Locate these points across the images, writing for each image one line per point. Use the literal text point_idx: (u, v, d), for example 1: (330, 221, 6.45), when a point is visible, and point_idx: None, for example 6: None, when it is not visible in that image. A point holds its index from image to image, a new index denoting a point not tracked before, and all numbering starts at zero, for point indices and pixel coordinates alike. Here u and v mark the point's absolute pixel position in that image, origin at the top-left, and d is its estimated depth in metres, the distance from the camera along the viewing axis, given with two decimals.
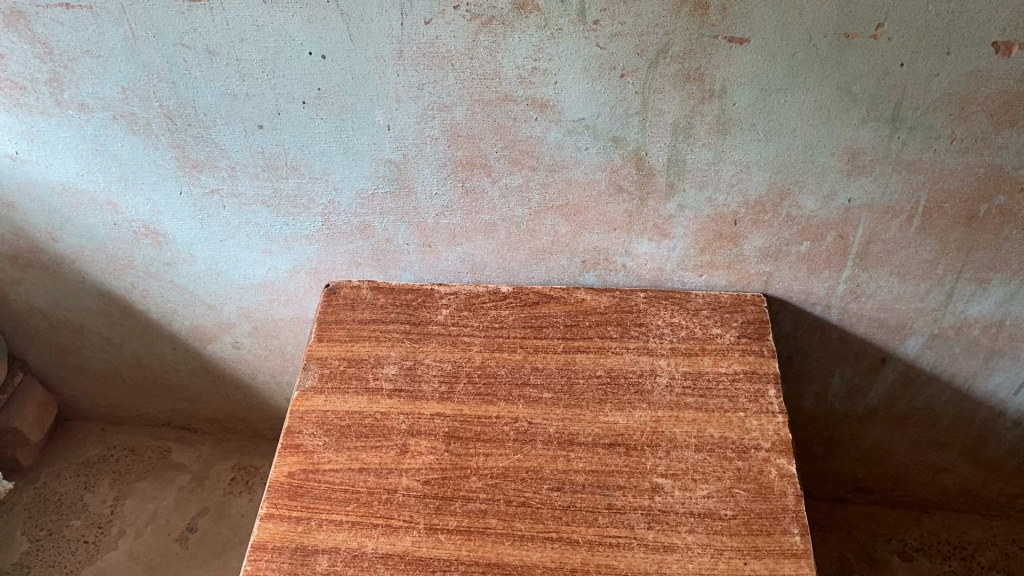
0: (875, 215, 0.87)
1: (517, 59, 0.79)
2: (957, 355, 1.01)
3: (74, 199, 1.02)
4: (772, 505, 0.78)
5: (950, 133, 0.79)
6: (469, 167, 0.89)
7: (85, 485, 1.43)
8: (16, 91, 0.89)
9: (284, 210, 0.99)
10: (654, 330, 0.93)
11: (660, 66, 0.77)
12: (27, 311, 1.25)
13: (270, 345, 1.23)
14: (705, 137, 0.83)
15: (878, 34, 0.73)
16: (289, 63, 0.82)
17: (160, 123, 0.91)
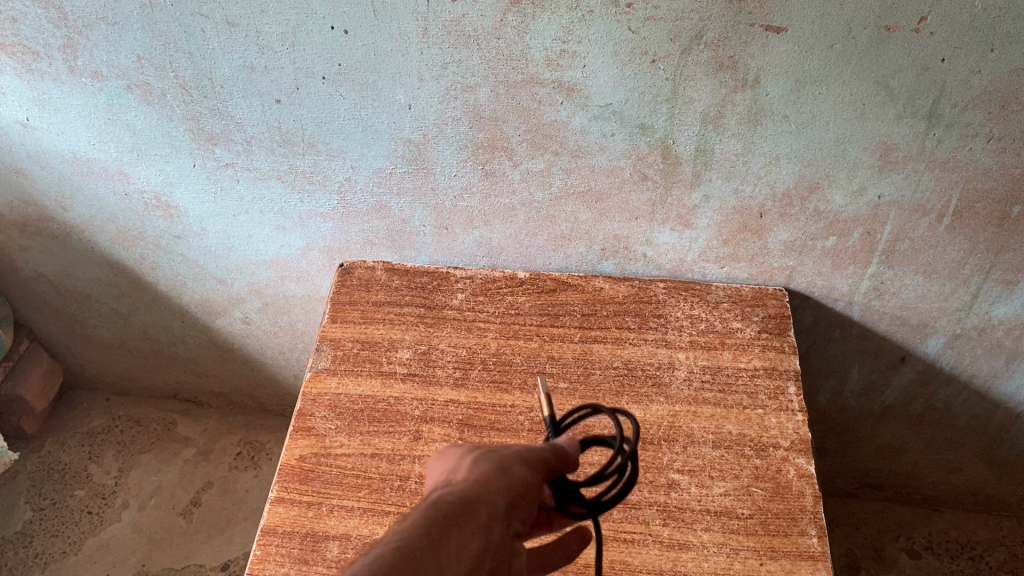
0: (905, 212, 0.85)
1: (545, 41, 0.76)
2: (978, 355, 0.99)
3: (84, 168, 1.00)
4: (790, 505, 0.77)
5: (988, 132, 0.76)
6: (490, 150, 0.87)
7: (89, 455, 1.43)
8: (29, 56, 0.86)
9: (299, 187, 0.97)
10: (673, 322, 0.91)
11: (693, 53, 0.75)
12: (34, 278, 1.23)
13: (280, 322, 1.21)
14: (736, 126, 0.81)
15: (920, 28, 0.70)
16: (310, 37, 0.80)
17: (176, 94, 0.88)
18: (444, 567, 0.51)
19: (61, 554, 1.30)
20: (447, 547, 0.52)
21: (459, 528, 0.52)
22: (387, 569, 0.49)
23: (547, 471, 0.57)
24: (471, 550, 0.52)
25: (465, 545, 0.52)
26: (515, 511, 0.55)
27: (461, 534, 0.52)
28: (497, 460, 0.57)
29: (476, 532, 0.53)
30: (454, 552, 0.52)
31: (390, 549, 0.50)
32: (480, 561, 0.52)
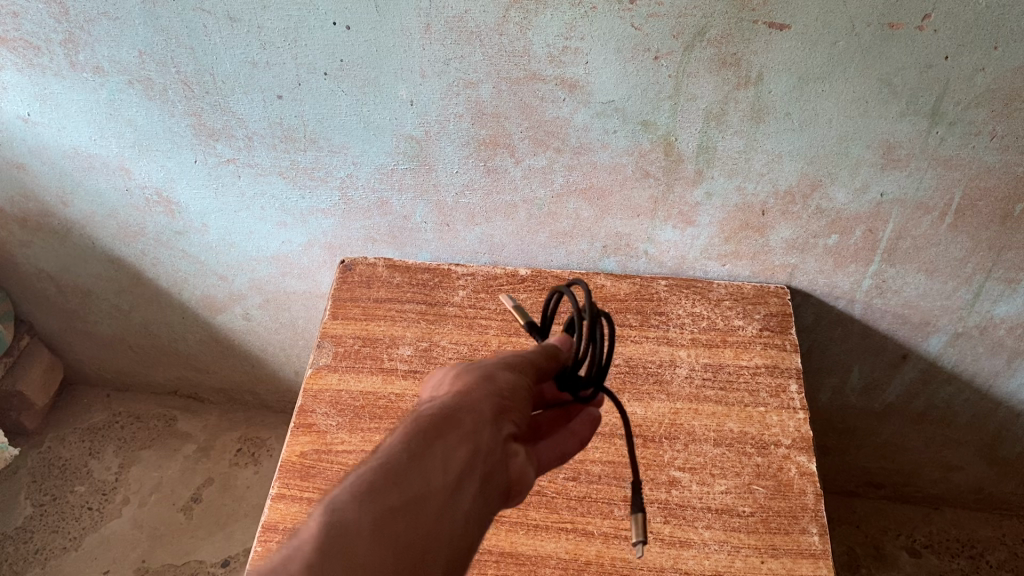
0: (907, 210, 0.85)
1: (547, 37, 0.76)
2: (979, 354, 0.99)
3: (85, 163, 1.00)
4: (791, 503, 0.77)
5: (991, 129, 0.76)
6: (492, 146, 0.87)
7: (90, 451, 1.43)
8: (30, 51, 0.86)
9: (301, 182, 0.97)
10: (675, 320, 0.92)
11: (696, 49, 0.75)
12: (35, 274, 1.23)
13: (281, 318, 1.21)
14: (738, 124, 0.80)
15: (923, 25, 0.70)
16: (312, 33, 0.80)
17: (177, 89, 0.88)
18: (430, 479, 0.49)
19: (61, 550, 1.30)
20: (432, 458, 0.50)
21: (443, 437, 0.51)
22: (367, 491, 0.48)
23: (532, 372, 0.58)
24: (458, 458, 0.51)
25: (451, 453, 0.51)
26: (504, 415, 0.54)
27: (446, 443, 0.51)
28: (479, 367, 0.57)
29: (463, 438, 0.52)
30: (440, 462, 0.50)
31: (372, 467, 0.49)
32: (471, 468, 0.51)
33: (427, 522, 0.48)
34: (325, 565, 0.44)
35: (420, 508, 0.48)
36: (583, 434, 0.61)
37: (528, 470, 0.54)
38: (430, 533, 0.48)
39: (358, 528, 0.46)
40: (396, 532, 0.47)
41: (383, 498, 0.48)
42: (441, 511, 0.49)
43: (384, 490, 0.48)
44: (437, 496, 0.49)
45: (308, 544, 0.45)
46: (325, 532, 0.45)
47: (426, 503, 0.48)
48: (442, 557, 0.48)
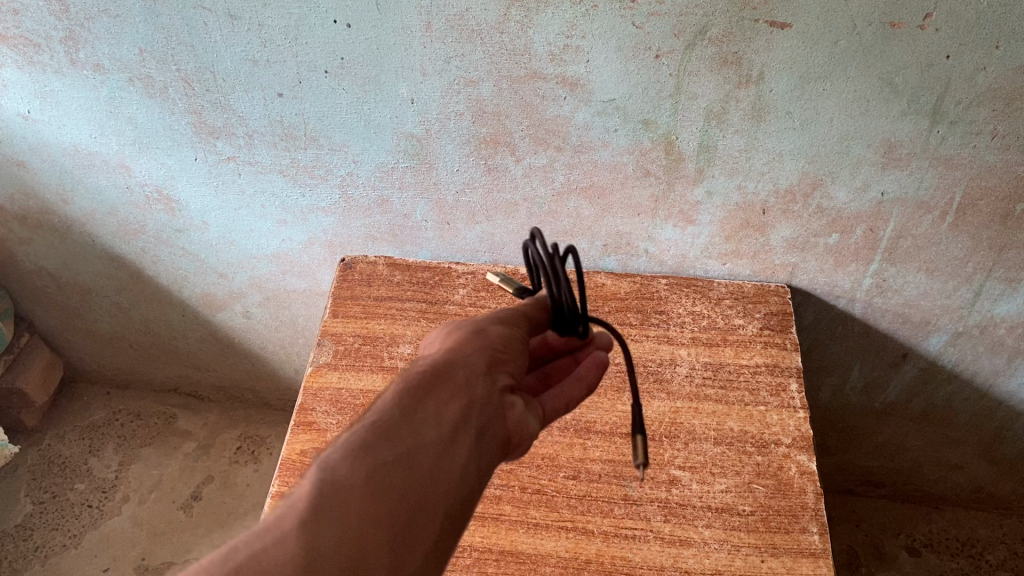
0: (908, 210, 0.85)
1: (548, 35, 0.76)
2: (980, 354, 0.99)
3: (85, 160, 1.00)
4: (791, 502, 0.77)
5: (992, 129, 0.76)
6: (492, 144, 0.87)
7: (90, 448, 1.43)
8: (30, 48, 0.86)
9: (301, 180, 0.97)
10: (675, 318, 0.92)
11: (697, 48, 0.75)
12: (35, 271, 1.23)
13: (281, 316, 1.21)
14: (739, 122, 0.80)
15: (925, 25, 0.70)
16: (313, 31, 0.79)
17: (177, 87, 0.88)
18: (423, 432, 0.50)
19: (61, 547, 1.30)
20: (424, 412, 0.51)
21: (436, 391, 0.51)
22: (359, 447, 0.48)
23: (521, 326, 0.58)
24: (452, 411, 0.51)
25: (443, 406, 0.51)
26: (495, 367, 0.54)
27: (438, 397, 0.51)
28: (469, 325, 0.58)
29: (455, 391, 0.52)
30: (433, 415, 0.51)
31: (365, 424, 0.49)
32: (465, 419, 0.51)
33: (421, 474, 0.48)
34: (319, 519, 0.44)
35: (415, 460, 0.48)
36: (591, 377, 0.59)
37: (526, 421, 0.54)
38: (426, 485, 0.48)
39: (352, 482, 0.46)
40: (391, 483, 0.47)
41: (376, 452, 0.48)
42: (436, 463, 0.49)
43: (377, 444, 0.48)
44: (430, 448, 0.49)
45: (302, 500, 0.45)
46: (319, 487, 0.45)
47: (421, 456, 0.49)
48: (438, 510, 0.48)
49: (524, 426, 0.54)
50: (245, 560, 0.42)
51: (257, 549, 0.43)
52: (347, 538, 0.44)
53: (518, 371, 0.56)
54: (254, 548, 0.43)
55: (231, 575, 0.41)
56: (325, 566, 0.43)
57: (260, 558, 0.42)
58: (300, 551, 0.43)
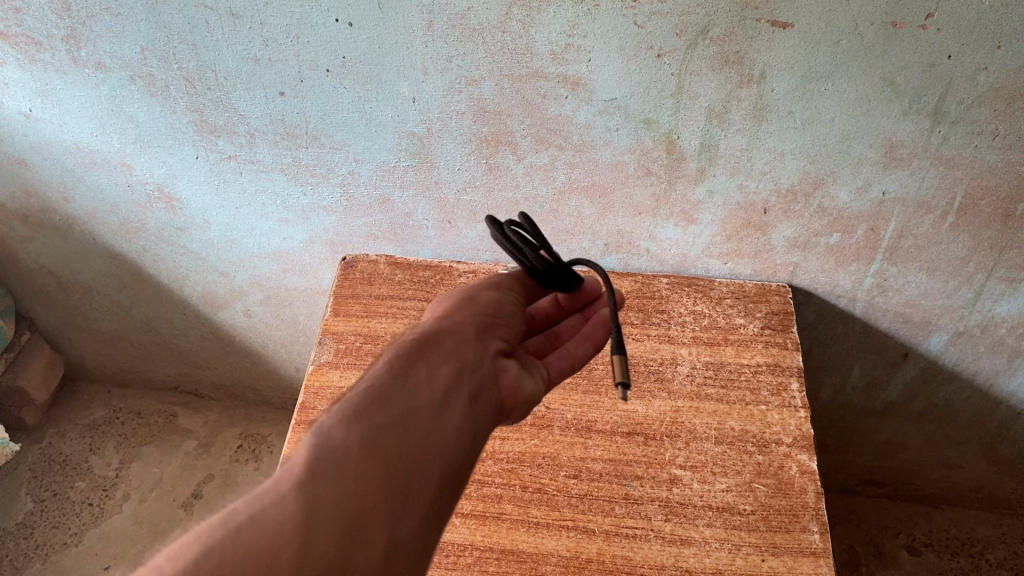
0: (909, 209, 0.85)
1: (550, 35, 0.76)
2: (980, 353, 0.99)
3: (86, 159, 1.00)
4: (792, 501, 0.77)
5: (993, 129, 0.76)
6: (494, 144, 0.87)
7: (90, 446, 1.43)
8: (32, 47, 0.86)
9: (302, 179, 0.97)
10: (676, 317, 0.93)
11: (699, 47, 0.75)
12: (36, 270, 1.23)
13: (282, 314, 1.21)
14: (741, 122, 0.80)
15: (927, 24, 0.70)
16: (315, 30, 0.79)
17: (179, 85, 0.88)
18: (416, 395, 0.54)
19: (62, 545, 1.30)
20: (415, 378, 0.55)
21: (429, 358, 0.56)
22: (355, 412, 0.52)
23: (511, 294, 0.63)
24: (443, 375, 0.55)
25: (434, 371, 0.56)
26: (487, 333, 0.59)
27: (430, 363, 0.56)
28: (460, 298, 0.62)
29: (445, 358, 0.56)
30: (425, 381, 0.55)
31: (358, 391, 0.54)
32: (455, 383, 0.56)
33: (416, 433, 0.52)
34: (316, 479, 0.48)
35: (408, 421, 0.52)
36: (597, 336, 0.64)
37: (517, 384, 0.59)
38: (420, 444, 0.52)
39: (347, 444, 0.50)
40: (385, 443, 0.51)
41: (370, 416, 0.52)
42: (428, 424, 0.53)
43: (371, 407, 0.52)
44: (423, 411, 0.53)
45: (300, 463, 0.49)
46: (315, 450, 0.49)
47: (414, 418, 0.53)
48: (432, 467, 0.52)
49: (516, 389, 0.59)
50: (246, 521, 0.46)
51: (257, 510, 0.46)
52: (344, 495, 0.48)
53: (510, 336, 0.60)
54: (254, 509, 0.46)
55: (231, 535, 0.45)
56: (325, 519, 0.47)
57: (260, 518, 0.46)
58: (299, 510, 0.46)
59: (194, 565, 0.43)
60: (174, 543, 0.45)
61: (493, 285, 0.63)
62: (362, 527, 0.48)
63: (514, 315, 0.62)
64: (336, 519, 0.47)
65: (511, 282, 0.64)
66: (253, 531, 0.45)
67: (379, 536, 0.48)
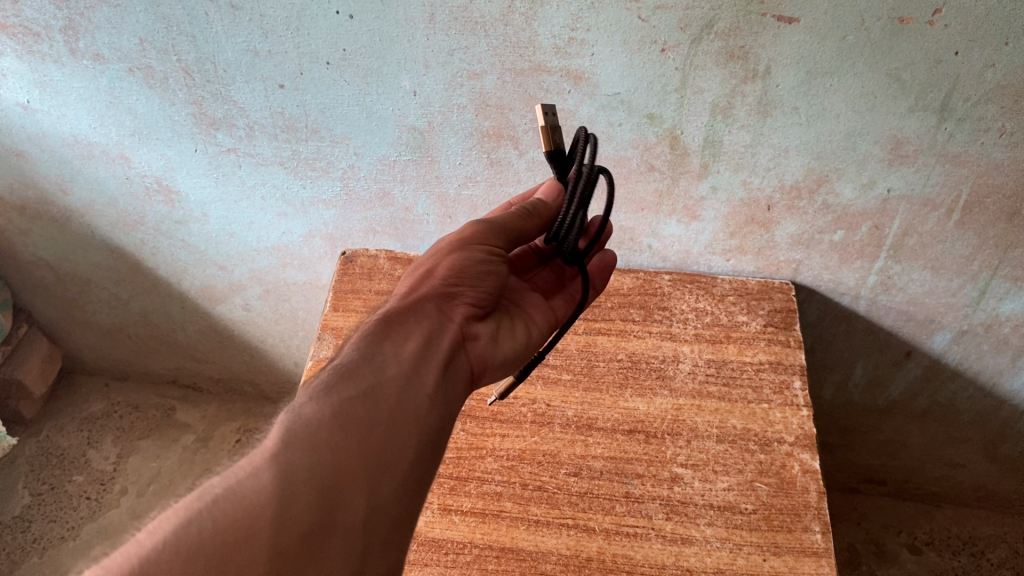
0: (914, 207, 0.84)
1: (553, 28, 0.75)
2: (984, 352, 0.98)
3: (84, 151, 0.99)
4: (794, 501, 0.76)
5: (1000, 126, 0.75)
6: (496, 138, 0.86)
7: (88, 440, 1.42)
8: (30, 38, 0.85)
9: (302, 173, 0.96)
10: (678, 315, 0.93)
11: (703, 42, 0.74)
12: (34, 262, 1.23)
13: (281, 309, 1.21)
14: (745, 118, 0.80)
15: (934, 20, 0.69)
16: (315, 22, 0.79)
17: (177, 77, 0.87)
18: (384, 370, 0.59)
19: (59, 539, 1.29)
20: (382, 355, 0.60)
21: (395, 335, 0.62)
22: (325, 387, 0.57)
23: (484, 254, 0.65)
24: (409, 350, 0.61)
25: (401, 347, 0.61)
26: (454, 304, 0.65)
27: (395, 341, 0.61)
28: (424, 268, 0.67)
29: (410, 334, 0.62)
30: (392, 357, 0.60)
31: (328, 370, 0.59)
32: (422, 355, 0.61)
33: (387, 401, 0.57)
34: (290, 449, 0.52)
35: (378, 392, 0.58)
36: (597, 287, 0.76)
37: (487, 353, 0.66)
38: (390, 412, 0.57)
39: (318, 416, 0.55)
40: (356, 413, 0.56)
41: (339, 391, 0.57)
42: (399, 393, 0.58)
43: (340, 383, 0.57)
44: (391, 383, 0.59)
45: (275, 437, 0.53)
46: (287, 425, 0.54)
47: (382, 389, 0.58)
48: (405, 429, 0.57)
49: (488, 354, 0.66)
50: (223, 493, 0.50)
51: (233, 481, 0.50)
52: (319, 458, 0.52)
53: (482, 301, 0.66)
54: (231, 481, 0.50)
55: (210, 504, 0.49)
56: (303, 482, 0.51)
57: (237, 488, 0.50)
58: (274, 477, 0.50)
59: (175, 534, 0.47)
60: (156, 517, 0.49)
61: (462, 242, 0.66)
62: (339, 488, 0.52)
63: (485, 270, 0.65)
64: (313, 482, 0.51)
65: (484, 235, 0.66)
66: (232, 500, 0.49)
67: (356, 496, 0.52)
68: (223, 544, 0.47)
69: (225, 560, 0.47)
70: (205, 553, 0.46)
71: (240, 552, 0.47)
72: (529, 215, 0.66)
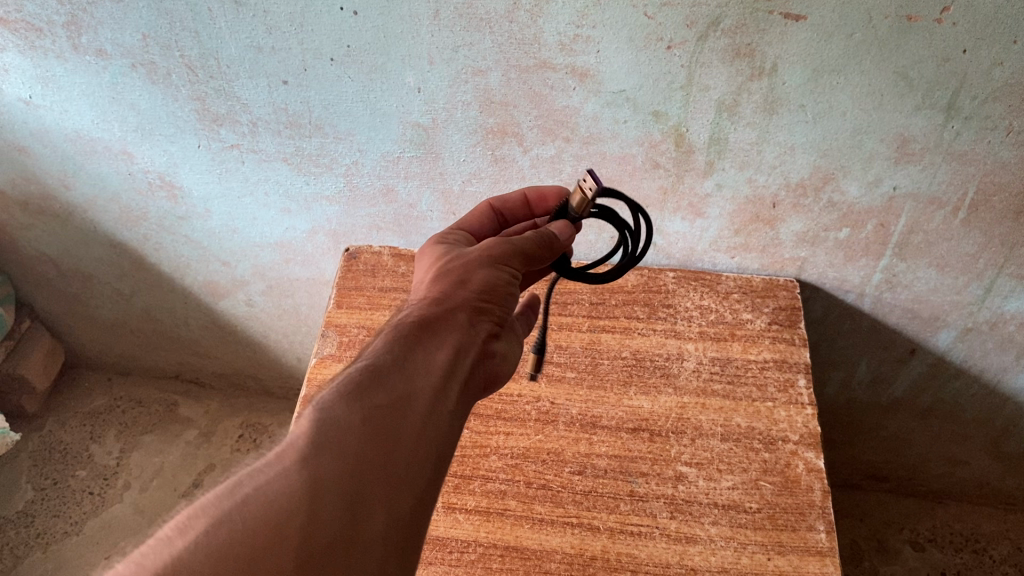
0: (920, 205, 0.84)
1: (559, 25, 0.75)
2: (989, 350, 0.98)
3: (87, 147, 0.99)
4: (798, 500, 0.76)
5: (1007, 125, 0.75)
6: (500, 134, 0.86)
7: (90, 435, 1.42)
8: (32, 33, 0.85)
9: (306, 169, 0.96)
10: (683, 312, 0.92)
11: (710, 39, 0.73)
12: (36, 258, 1.22)
13: (283, 305, 1.21)
14: (751, 115, 0.79)
15: (942, 18, 0.68)
16: (319, 17, 0.78)
17: (181, 73, 0.87)
18: (414, 380, 0.56)
19: (62, 534, 1.29)
20: (415, 363, 0.57)
21: (424, 344, 0.59)
22: (355, 391, 0.54)
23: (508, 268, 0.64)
24: (438, 362, 0.58)
25: (432, 357, 0.58)
26: (480, 317, 0.62)
27: (425, 350, 0.58)
28: (454, 271, 0.63)
29: (441, 345, 0.59)
30: (422, 367, 0.57)
31: (358, 371, 0.56)
32: (451, 369, 0.58)
33: (415, 414, 0.54)
34: (321, 454, 0.50)
35: (408, 403, 0.55)
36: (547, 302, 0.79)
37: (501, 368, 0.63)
38: (420, 426, 0.54)
39: (350, 421, 0.52)
40: (385, 422, 0.53)
41: (370, 396, 0.54)
42: (429, 406, 0.55)
43: (370, 387, 0.54)
44: (421, 395, 0.56)
45: (303, 437, 0.50)
46: (318, 427, 0.51)
47: (414, 400, 0.55)
48: (432, 445, 0.54)
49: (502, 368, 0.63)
50: (251, 491, 0.47)
51: (262, 481, 0.47)
52: (348, 465, 0.50)
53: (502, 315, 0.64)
54: (259, 481, 0.48)
55: (238, 504, 0.47)
56: (330, 490, 0.48)
57: (266, 489, 0.47)
58: (303, 480, 0.48)
59: (206, 534, 0.45)
60: (179, 515, 0.47)
61: (489, 256, 0.64)
62: (366, 497, 0.49)
63: (510, 286, 0.64)
64: (341, 490, 0.48)
65: (510, 251, 0.64)
66: (259, 501, 0.47)
67: (382, 508, 0.49)
68: (253, 546, 0.45)
69: (254, 566, 0.44)
70: (236, 554, 0.44)
71: (267, 556, 0.44)
72: (546, 244, 0.65)
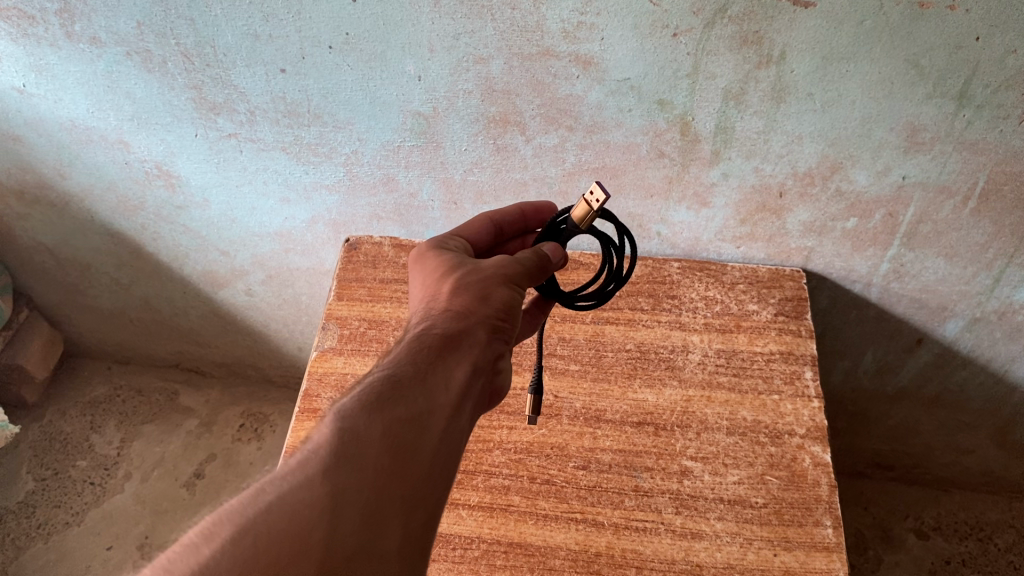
0: (930, 195, 0.82)
1: (562, 12, 0.73)
2: (997, 340, 0.97)
3: (82, 136, 0.97)
4: (805, 494, 0.75)
5: (1020, 113, 0.73)
6: (502, 123, 0.85)
7: (91, 425, 1.42)
8: (25, 21, 0.83)
9: (304, 158, 0.94)
10: (688, 303, 0.91)
11: (717, 26, 0.72)
12: (34, 247, 1.21)
13: (283, 294, 1.20)
14: (758, 104, 0.78)
15: (955, 5, 0.67)
16: (317, 5, 0.76)
17: (177, 61, 0.85)
18: (434, 396, 0.55)
19: (64, 524, 1.29)
20: (435, 378, 0.56)
21: (444, 359, 0.57)
22: (378, 403, 0.53)
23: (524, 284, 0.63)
24: (457, 379, 0.57)
25: (450, 374, 0.57)
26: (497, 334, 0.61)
27: (446, 365, 0.57)
28: (474, 284, 0.61)
29: (459, 362, 0.58)
30: (442, 382, 0.56)
31: (378, 380, 0.55)
32: (467, 387, 0.58)
33: (432, 434, 0.54)
34: (343, 466, 0.49)
35: (428, 420, 0.54)
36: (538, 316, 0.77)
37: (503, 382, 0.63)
38: (435, 446, 0.54)
39: (370, 434, 0.51)
40: (404, 439, 0.52)
41: (392, 411, 0.53)
42: (445, 425, 0.55)
43: (391, 401, 0.53)
44: (439, 412, 0.55)
45: (325, 447, 0.50)
46: (339, 438, 0.50)
47: (430, 417, 0.54)
48: (443, 465, 0.54)
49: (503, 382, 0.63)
50: (275, 501, 0.46)
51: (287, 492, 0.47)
52: (367, 481, 0.49)
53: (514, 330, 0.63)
54: (282, 490, 0.47)
55: (262, 513, 0.46)
56: (350, 507, 0.48)
57: (289, 500, 0.46)
58: (326, 495, 0.47)
59: (230, 543, 0.44)
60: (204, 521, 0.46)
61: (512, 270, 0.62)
62: (381, 516, 0.49)
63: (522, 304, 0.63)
64: (359, 506, 0.48)
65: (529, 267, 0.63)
66: (283, 511, 0.46)
67: (394, 527, 0.50)
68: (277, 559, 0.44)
69: None
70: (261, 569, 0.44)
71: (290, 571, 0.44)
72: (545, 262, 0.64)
